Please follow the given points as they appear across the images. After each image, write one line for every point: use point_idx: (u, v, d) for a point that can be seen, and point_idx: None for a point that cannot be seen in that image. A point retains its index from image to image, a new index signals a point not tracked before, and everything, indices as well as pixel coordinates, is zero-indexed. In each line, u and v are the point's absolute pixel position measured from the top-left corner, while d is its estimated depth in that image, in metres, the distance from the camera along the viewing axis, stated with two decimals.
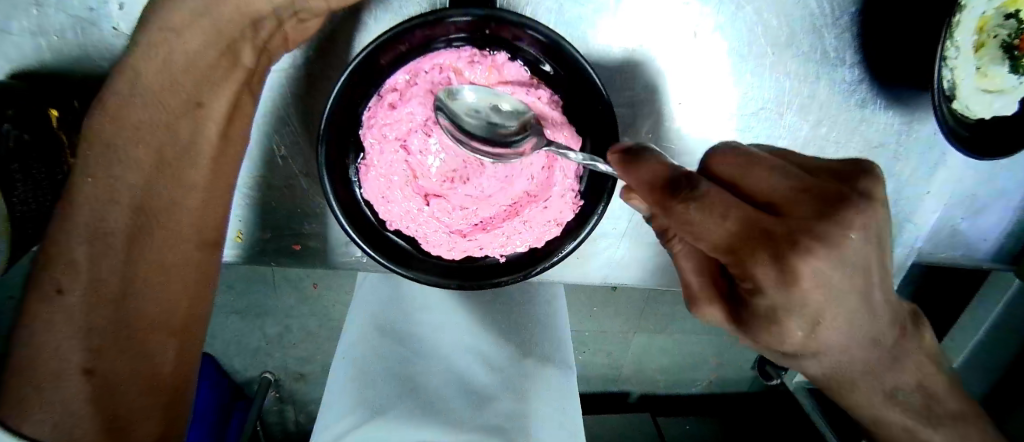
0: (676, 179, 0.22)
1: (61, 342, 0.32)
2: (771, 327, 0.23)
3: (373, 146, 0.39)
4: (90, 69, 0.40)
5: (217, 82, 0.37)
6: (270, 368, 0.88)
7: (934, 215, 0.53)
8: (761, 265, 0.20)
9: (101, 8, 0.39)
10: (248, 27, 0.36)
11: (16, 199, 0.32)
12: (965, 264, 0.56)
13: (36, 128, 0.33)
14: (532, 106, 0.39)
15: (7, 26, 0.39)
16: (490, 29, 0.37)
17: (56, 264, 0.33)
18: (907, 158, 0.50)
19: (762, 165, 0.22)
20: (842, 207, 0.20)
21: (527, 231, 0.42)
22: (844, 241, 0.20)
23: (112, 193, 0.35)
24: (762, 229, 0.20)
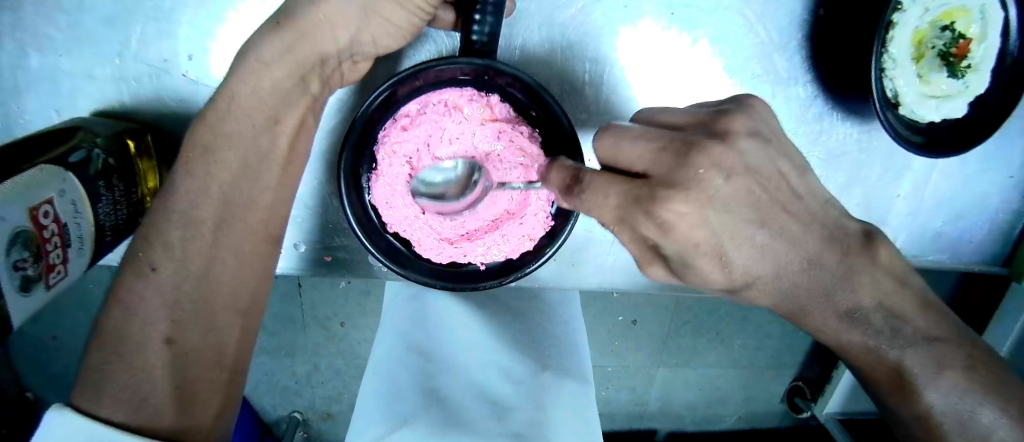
0: (573, 176, 0.32)
1: (149, 313, 0.37)
2: (692, 268, 0.29)
3: (383, 159, 0.45)
4: (161, 108, 0.49)
5: (291, 103, 0.41)
6: (300, 407, 0.99)
7: (904, 219, 0.58)
8: (642, 223, 0.28)
9: (171, 59, 0.48)
10: (318, 64, 0.40)
11: (102, 212, 0.38)
12: (956, 267, 0.61)
13: (118, 155, 0.41)
14: (516, 139, 0.45)
15: (93, 73, 0.48)
16: (488, 76, 0.43)
17: (151, 246, 0.39)
18: (869, 166, 0.55)
19: (630, 138, 0.29)
20: (691, 153, 0.27)
21: (504, 244, 0.48)
22: (699, 182, 0.26)
23: (206, 187, 0.40)
24: (631, 193, 0.28)
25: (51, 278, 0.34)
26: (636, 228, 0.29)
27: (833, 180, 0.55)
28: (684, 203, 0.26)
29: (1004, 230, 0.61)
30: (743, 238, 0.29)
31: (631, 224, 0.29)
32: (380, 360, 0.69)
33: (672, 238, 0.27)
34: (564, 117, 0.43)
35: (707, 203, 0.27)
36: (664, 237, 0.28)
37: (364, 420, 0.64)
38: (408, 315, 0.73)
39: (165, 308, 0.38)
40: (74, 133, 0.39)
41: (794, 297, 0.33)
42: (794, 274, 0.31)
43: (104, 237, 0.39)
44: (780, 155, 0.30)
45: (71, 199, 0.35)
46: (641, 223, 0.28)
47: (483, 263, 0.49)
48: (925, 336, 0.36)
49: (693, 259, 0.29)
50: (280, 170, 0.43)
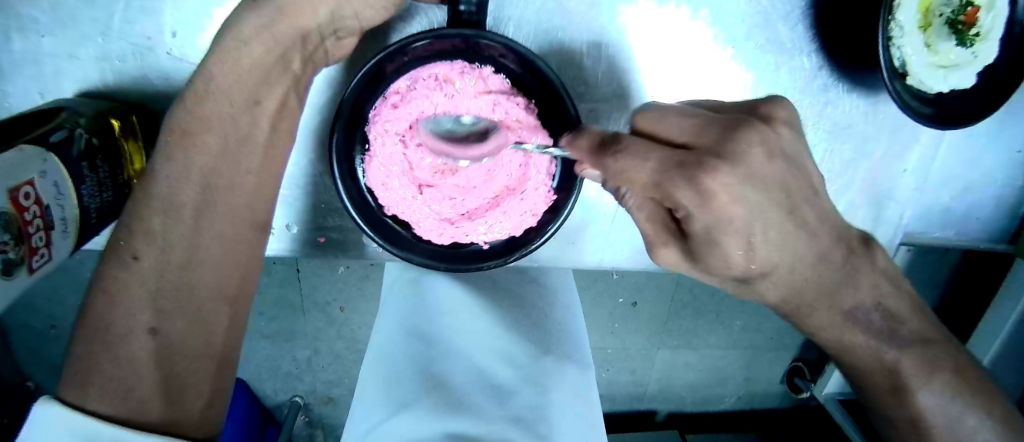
0: (606, 141, 0.31)
1: (131, 304, 0.37)
2: (714, 247, 0.29)
3: (376, 138, 0.44)
4: (147, 88, 0.48)
5: (271, 83, 0.42)
6: (300, 392, 0.99)
7: (911, 194, 0.56)
8: (680, 189, 0.26)
9: (156, 37, 0.46)
10: (298, 40, 0.40)
11: (85, 191, 0.37)
12: (960, 244, 0.61)
13: (103, 135, 0.40)
14: (512, 112, 0.45)
15: (76, 53, 0.46)
16: (479, 46, 0.41)
17: (135, 236, 0.38)
18: (876, 140, 0.54)
19: (675, 114, 0.29)
20: (739, 129, 0.27)
21: (505, 220, 0.48)
22: (744, 155, 0.26)
23: (185, 169, 0.40)
24: (675, 160, 0.27)
25: (34, 262, 0.33)
26: (670, 196, 0.27)
27: (839, 155, 0.54)
28: (730, 172, 0.26)
29: (1012, 205, 0.60)
30: (771, 225, 0.29)
31: (666, 196, 0.28)
32: (381, 344, 0.69)
33: (707, 210, 0.26)
34: (562, 85, 0.42)
35: (750, 175, 0.26)
36: (701, 208, 0.26)
37: (365, 404, 0.64)
38: (410, 300, 0.72)
39: (148, 298, 0.38)
40: (56, 114, 0.38)
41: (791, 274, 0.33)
42: (801, 268, 0.33)
43: (89, 220, 0.38)
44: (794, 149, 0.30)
45: (54, 180, 0.33)
46: (681, 190, 0.26)
47: (484, 242, 0.48)
48: (918, 337, 0.38)
49: (720, 236, 0.28)
50: (261, 153, 0.43)
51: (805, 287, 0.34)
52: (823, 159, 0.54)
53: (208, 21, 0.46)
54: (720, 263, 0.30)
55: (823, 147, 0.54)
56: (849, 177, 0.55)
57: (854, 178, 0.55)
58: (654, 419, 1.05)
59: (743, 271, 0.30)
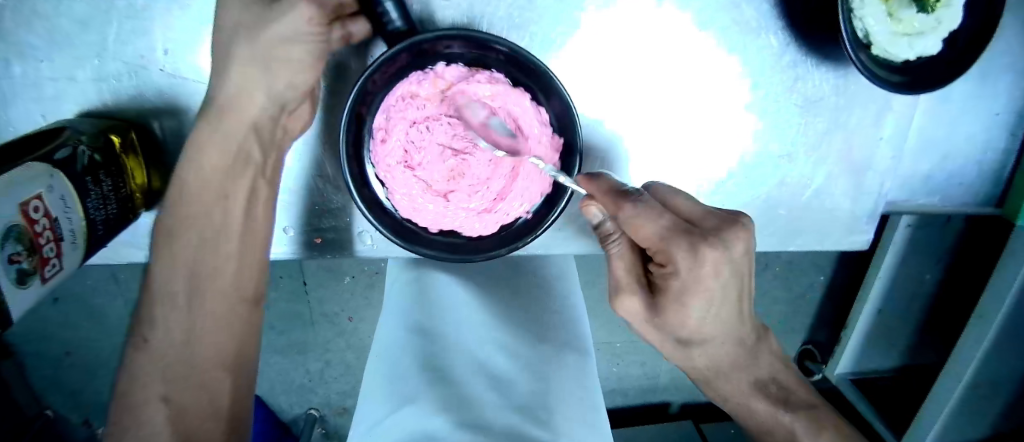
0: (621, 191, 0.37)
1: (144, 378, 0.40)
2: (681, 306, 0.37)
3: (388, 177, 0.48)
4: (141, 105, 0.49)
5: (238, 175, 0.45)
6: (315, 404, 1.02)
7: (890, 162, 0.57)
8: (680, 247, 0.33)
9: (147, 55, 0.48)
10: (250, 133, 0.44)
11: (91, 205, 0.39)
12: (949, 210, 0.63)
13: (105, 151, 0.42)
14: (481, 92, 0.46)
15: (74, 75, 0.48)
16: (424, 50, 0.42)
17: (143, 322, 0.42)
18: (850, 111, 0.55)
19: (683, 195, 0.37)
20: (736, 220, 0.36)
21: (533, 183, 0.49)
22: (735, 241, 0.34)
23: (175, 244, 0.43)
24: (682, 227, 0.34)
25: (46, 271, 0.35)
26: (667, 250, 0.34)
27: (813, 127, 0.56)
28: (722, 250, 0.34)
29: (993, 169, 0.62)
30: (728, 304, 0.38)
31: (662, 250, 0.34)
32: (382, 340, 0.71)
33: (692, 273, 0.34)
34: (508, 41, 0.42)
35: (733, 257, 0.34)
36: (688, 269, 0.34)
37: (368, 400, 0.65)
38: (409, 296, 0.75)
39: (159, 371, 0.40)
40: (59, 133, 0.40)
41: (734, 334, 0.41)
42: (728, 349, 0.42)
43: (96, 232, 0.40)
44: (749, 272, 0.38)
45: (60, 193, 0.35)
46: (679, 250, 0.33)
47: (528, 212, 0.50)
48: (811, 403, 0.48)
49: (693, 294, 0.35)
50: (251, 179, 0.46)
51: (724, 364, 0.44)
52: (798, 135, 0.56)
53: (196, 36, 0.48)
54: (681, 322, 0.38)
55: (797, 124, 0.56)
56: (825, 150, 0.57)
57: (832, 151, 0.57)
58: (670, 411, 1.06)
59: (692, 335, 0.39)
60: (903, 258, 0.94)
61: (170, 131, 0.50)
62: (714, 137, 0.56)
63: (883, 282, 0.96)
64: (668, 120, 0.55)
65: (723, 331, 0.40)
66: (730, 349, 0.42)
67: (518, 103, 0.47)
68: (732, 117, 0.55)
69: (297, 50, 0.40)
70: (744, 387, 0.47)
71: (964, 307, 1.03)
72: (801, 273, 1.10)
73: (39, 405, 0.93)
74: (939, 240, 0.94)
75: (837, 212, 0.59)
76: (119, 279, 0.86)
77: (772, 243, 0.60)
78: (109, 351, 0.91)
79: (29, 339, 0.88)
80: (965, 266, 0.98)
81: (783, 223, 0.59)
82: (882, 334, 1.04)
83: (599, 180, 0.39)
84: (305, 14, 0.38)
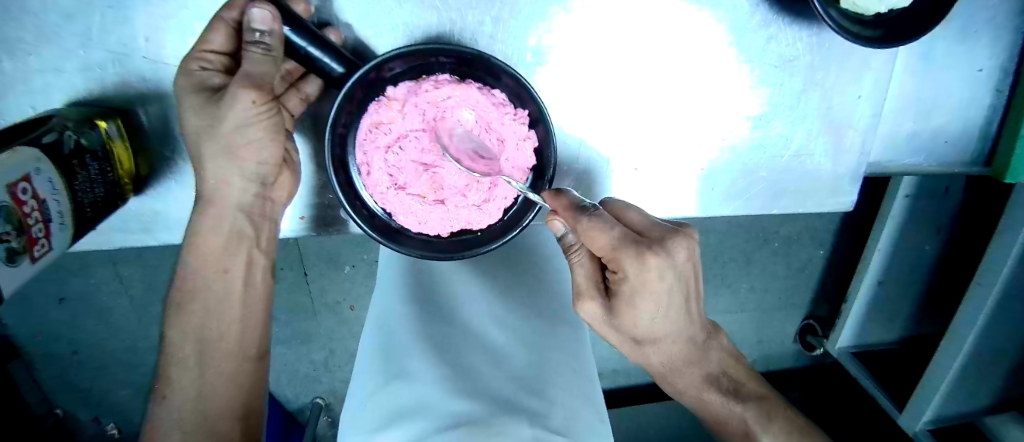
0: (576, 205, 0.41)
1: (164, 431, 0.45)
2: (630, 309, 0.42)
3: (386, 201, 0.48)
4: (127, 93, 0.50)
5: (234, 252, 0.49)
6: (320, 393, 1.04)
7: (869, 120, 0.62)
8: (628, 256, 0.38)
9: (132, 43, 0.49)
10: (242, 216, 0.48)
11: (78, 188, 0.40)
12: (934, 170, 0.64)
13: (90, 136, 0.43)
14: (434, 100, 0.45)
15: (61, 66, 0.49)
16: (372, 78, 0.43)
17: (163, 383, 0.47)
18: (824, 68, 0.59)
19: (631, 208, 0.43)
20: (676, 232, 0.41)
21: (517, 161, 0.48)
22: (674, 250, 0.40)
23: (184, 310, 0.48)
24: (629, 236, 0.39)
25: (35, 251, 0.37)
26: (617, 259, 0.39)
27: (789, 87, 0.60)
28: (661, 259, 0.39)
29: (979, 127, 0.64)
30: (673, 305, 0.43)
31: (611, 258, 0.39)
32: (382, 311, 0.74)
33: (639, 278, 0.39)
34: (436, 43, 0.42)
35: (672, 265, 0.40)
36: (635, 274, 0.39)
37: (363, 370, 0.69)
38: (408, 271, 0.78)
39: (175, 426, 0.45)
40: (45, 121, 0.41)
41: (682, 332, 0.47)
42: (678, 346, 0.49)
43: (84, 213, 0.41)
44: (690, 281, 0.43)
45: (48, 177, 0.36)
46: (626, 258, 0.38)
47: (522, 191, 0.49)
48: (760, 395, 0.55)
49: (640, 296, 0.41)
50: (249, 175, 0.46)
51: (677, 360, 0.50)
52: (775, 94, 0.60)
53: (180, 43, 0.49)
54: (631, 322, 0.43)
55: (773, 84, 0.60)
56: (804, 107, 0.61)
57: (811, 108, 0.61)
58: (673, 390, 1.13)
59: (643, 335, 0.46)
60: (904, 226, 0.93)
61: (156, 117, 0.51)
62: (695, 108, 0.60)
63: (884, 252, 0.95)
64: (654, 87, 0.58)
65: (671, 332, 0.46)
66: (679, 347, 0.49)
67: (472, 98, 0.46)
68: (714, 80, 0.59)
69: (254, 131, 0.40)
70: (698, 380, 0.53)
71: (962, 276, 1.04)
72: (801, 247, 1.10)
73: (48, 405, 0.97)
74: (940, 209, 0.94)
75: (820, 172, 0.64)
76: (124, 277, 0.88)
77: (757, 205, 0.64)
78: (116, 348, 0.94)
79: (36, 340, 0.90)
80: (964, 233, 0.98)
81: (766, 183, 0.63)
82: (883, 305, 1.04)
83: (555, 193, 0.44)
84: (250, 100, 0.38)
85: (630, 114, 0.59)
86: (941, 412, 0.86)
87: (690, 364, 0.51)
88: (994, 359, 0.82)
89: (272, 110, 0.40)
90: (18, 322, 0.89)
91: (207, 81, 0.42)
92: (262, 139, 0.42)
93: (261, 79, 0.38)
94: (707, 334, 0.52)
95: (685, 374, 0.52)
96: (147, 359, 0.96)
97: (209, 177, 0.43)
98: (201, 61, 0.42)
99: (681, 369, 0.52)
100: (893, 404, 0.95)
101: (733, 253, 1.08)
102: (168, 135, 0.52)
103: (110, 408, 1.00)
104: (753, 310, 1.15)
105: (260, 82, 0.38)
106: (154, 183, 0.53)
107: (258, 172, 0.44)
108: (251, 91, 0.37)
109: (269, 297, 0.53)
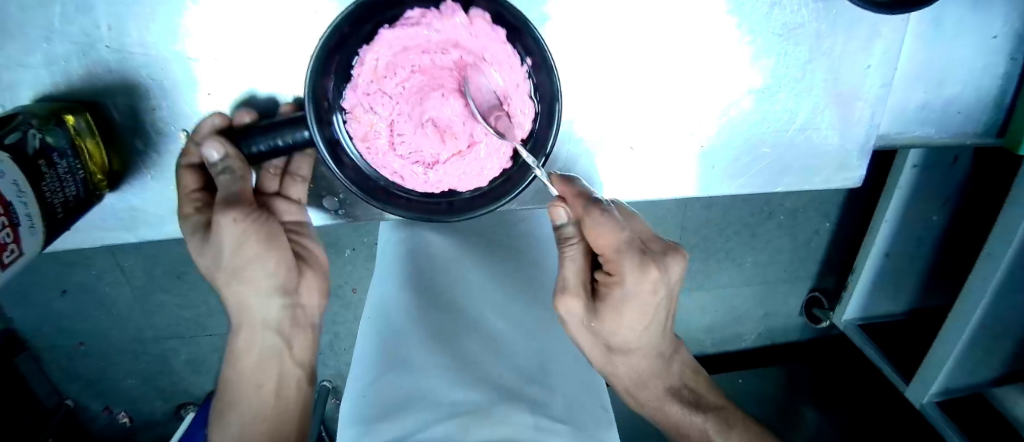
0: (589, 197, 0.45)
1: None
2: (616, 312, 0.47)
3: (440, 178, 0.47)
4: (95, 86, 0.48)
5: (264, 368, 0.53)
6: (327, 376, 1.05)
7: (879, 91, 0.58)
8: (632, 261, 0.43)
9: (95, 33, 0.47)
10: (273, 334, 0.52)
11: (47, 189, 0.39)
12: (945, 141, 0.61)
13: (55, 134, 0.41)
14: (382, 82, 0.43)
15: (25, 61, 0.47)
16: (322, 91, 0.41)
17: None
18: (831, 36, 0.56)
19: (631, 217, 0.49)
20: (673, 250, 0.47)
21: (497, 55, 0.44)
22: (669, 265, 0.46)
23: (225, 419, 0.54)
24: (635, 245, 0.44)
25: (5, 256, 0.35)
26: (620, 260, 0.43)
27: (795, 57, 0.57)
28: (659, 269, 0.45)
29: (993, 96, 0.60)
30: (656, 316, 0.49)
31: (613, 261, 0.44)
32: (378, 295, 0.73)
33: (633, 284, 0.44)
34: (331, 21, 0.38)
35: (666, 276, 0.45)
36: (631, 281, 0.44)
37: (359, 362, 0.68)
38: (404, 258, 0.75)
39: None
40: (9, 118, 0.39)
41: (657, 345, 0.55)
42: (652, 357, 0.56)
43: (55, 215, 0.40)
44: (670, 303, 0.50)
45: (13, 179, 0.34)
46: (629, 262, 0.43)
47: (527, 65, 0.44)
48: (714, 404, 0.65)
49: (628, 300, 0.46)
50: (278, 300, 0.51)
51: (645, 373, 0.59)
52: (778, 64, 0.57)
53: (147, 30, 0.47)
54: (614, 326, 0.49)
55: (776, 53, 0.56)
56: (811, 75, 0.57)
57: (816, 78, 0.58)
58: None
59: (620, 343, 0.52)
60: (913, 198, 0.90)
61: (127, 110, 0.49)
62: (693, 84, 0.57)
63: (890, 225, 0.93)
64: (650, 60, 0.55)
65: (647, 344, 0.53)
66: (650, 363, 0.57)
67: (401, 37, 0.41)
68: (713, 50, 0.56)
69: (251, 247, 0.44)
70: (660, 392, 0.62)
71: (972, 246, 1.01)
72: (806, 220, 1.07)
73: (59, 395, 0.99)
74: (951, 179, 0.90)
75: (826, 146, 0.61)
76: (124, 267, 0.87)
77: (758, 184, 0.62)
78: (122, 337, 0.94)
79: (41, 332, 0.91)
80: (975, 202, 0.95)
81: (768, 160, 0.61)
82: (890, 278, 1.02)
83: (571, 184, 0.46)
84: (231, 218, 0.41)
85: (625, 89, 0.56)
86: (947, 385, 0.86)
87: (654, 376, 0.60)
88: (1001, 334, 0.81)
89: (258, 219, 0.44)
90: (22, 315, 0.89)
91: (200, 221, 0.46)
92: (259, 253, 0.45)
93: (239, 194, 0.42)
94: (672, 351, 0.61)
95: (648, 388, 0.61)
96: (153, 347, 0.97)
97: (233, 301, 0.49)
98: (190, 202, 0.46)
99: (645, 382, 0.60)
100: (900, 376, 0.94)
101: (738, 228, 1.05)
102: (139, 128, 0.50)
103: (121, 395, 1.02)
104: (758, 284, 1.13)
105: (237, 197, 0.42)
106: (130, 178, 0.52)
107: (272, 280, 0.48)
108: (229, 210, 0.41)
109: (298, 388, 0.58)
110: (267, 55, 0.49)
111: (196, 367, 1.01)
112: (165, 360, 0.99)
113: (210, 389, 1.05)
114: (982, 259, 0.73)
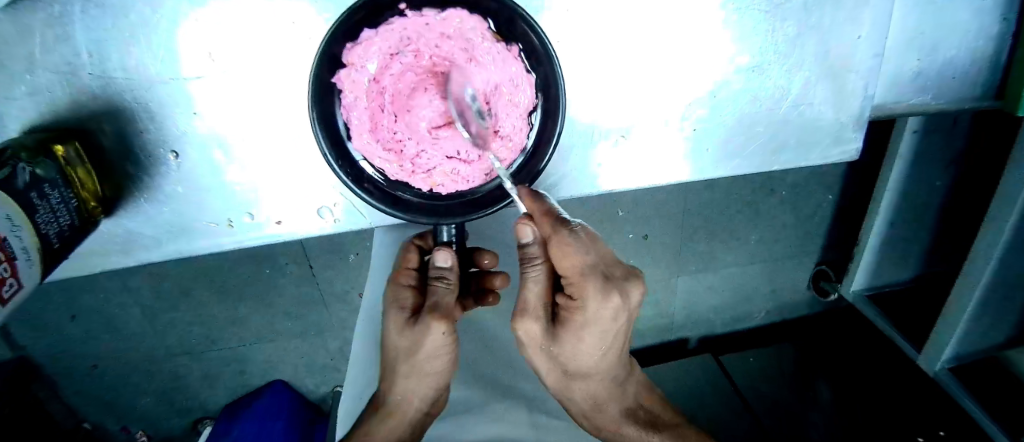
0: (556, 218, 0.46)
1: None
2: (576, 335, 0.50)
3: (516, 122, 0.49)
4: (80, 114, 0.48)
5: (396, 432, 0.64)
6: (340, 381, 1.09)
7: (870, 61, 0.57)
8: (596, 286, 0.46)
9: (76, 61, 0.47)
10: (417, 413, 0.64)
11: (41, 221, 0.39)
12: (940, 107, 0.60)
13: (44, 165, 0.40)
14: (400, 156, 0.48)
15: (11, 93, 0.47)
16: (395, 196, 0.48)
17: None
18: (821, 7, 0.55)
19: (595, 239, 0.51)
20: (636, 275, 0.49)
21: (390, 36, 0.44)
22: (631, 291, 0.48)
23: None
24: (599, 269, 0.46)
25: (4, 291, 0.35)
26: (585, 282, 0.46)
27: (783, 32, 0.56)
28: (619, 295, 0.47)
29: (987, 58, 0.59)
30: (614, 340, 0.53)
31: (577, 284, 0.46)
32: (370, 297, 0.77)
33: (593, 309, 0.47)
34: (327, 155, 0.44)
35: (624, 303, 0.48)
36: (590, 306, 0.47)
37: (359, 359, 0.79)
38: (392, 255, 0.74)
39: None
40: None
41: (612, 369, 0.59)
42: (610, 377, 0.61)
43: (51, 245, 0.40)
44: (624, 330, 0.53)
45: (4, 213, 0.34)
46: (592, 288, 0.46)
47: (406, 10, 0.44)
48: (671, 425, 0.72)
49: (589, 325, 0.49)
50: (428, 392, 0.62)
51: (600, 395, 0.64)
52: (768, 39, 0.56)
53: (128, 52, 0.47)
54: (574, 348, 0.52)
55: (765, 29, 0.56)
56: (800, 52, 0.57)
57: (806, 52, 0.57)
58: (688, 345, 1.22)
59: (577, 369, 0.57)
60: (913, 166, 0.89)
61: (116, 136, 0.49)
62: (682, 68, 0.56)
63: (893, 193, 0.92)
64: (636, 45, 0.54)
65: (603, 367, 0.57)
66: (604, 389, 0.63)
67: (358, 125, 0.46)
68: (699, 31, 0.55)
69: (436, 349, 0.54)
70: (619, 415, 0.69)
71: (975, 210, 1.00)
72: (808, 195, 1.05)
73: (76, 419, 1.01)
74: (951, 142, 0.89)
75: (821, 121, 0.60)
76: (131, 287, 0.87)
77: (754, 164, 0.61)
78: (133, 356, 0.95)
79: (55, 358, 0.92)
80: (977, 166, 0.94)
81: (763, 139, 0.60)
82: (895, 247, 1.01)
83: (539, 202, 0.48)
84: (439, 328, 0.51)
85: (615, 74, 0.55)
86: (960, 351, 0.86)
87: (613, 399, 0.67)
88: (1011, 298, 0.80)
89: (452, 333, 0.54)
90: (34, 343, 0.89)
91: (403, 301, 0.56)
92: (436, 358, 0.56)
93: (446, 307, 0.51)
94: (627, 370, 0.67)
95: (604, 411, 0.68)
96: (166, 364, 0.98)
97: (399, 388, 0.60)
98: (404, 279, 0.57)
99: (603, 405, 0.67)
100: (910, 345, 0.94)
101: (741, 206, 1.03)
102: (130, 153, 0.50)
103: (139, 414, 1.03)
104: (763, 262, 1.13)
105: (444, 310, 0.51)
106: (124, 204, 0.52)
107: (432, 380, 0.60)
108: (440, 323, 0.50)
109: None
110: (252, 70, 0.49)
111: (210, 382, 1.02)
112: (179, 376, 1.00)
113: (227, 402, 1.06)
114: (987, 224, 0.72)
